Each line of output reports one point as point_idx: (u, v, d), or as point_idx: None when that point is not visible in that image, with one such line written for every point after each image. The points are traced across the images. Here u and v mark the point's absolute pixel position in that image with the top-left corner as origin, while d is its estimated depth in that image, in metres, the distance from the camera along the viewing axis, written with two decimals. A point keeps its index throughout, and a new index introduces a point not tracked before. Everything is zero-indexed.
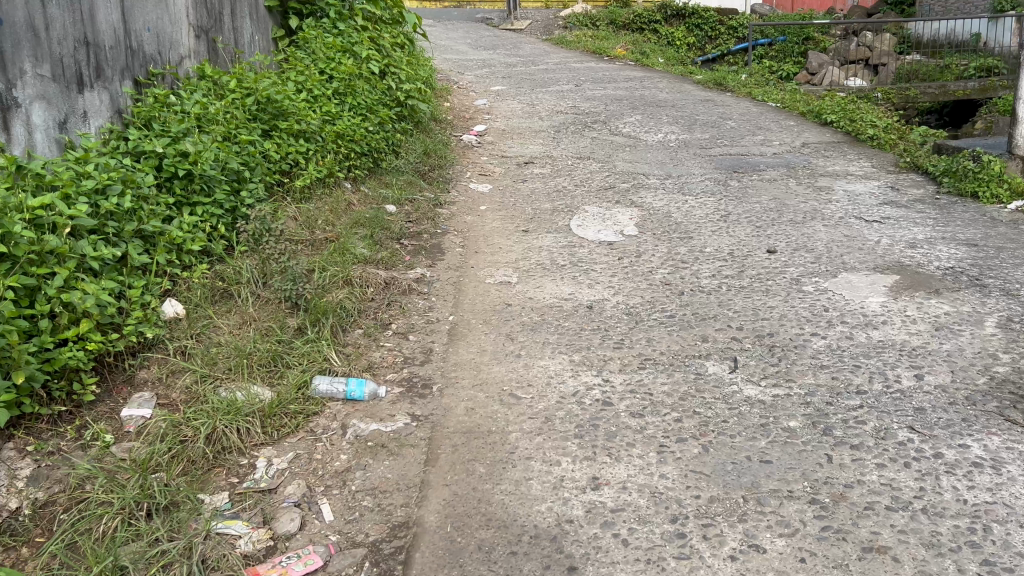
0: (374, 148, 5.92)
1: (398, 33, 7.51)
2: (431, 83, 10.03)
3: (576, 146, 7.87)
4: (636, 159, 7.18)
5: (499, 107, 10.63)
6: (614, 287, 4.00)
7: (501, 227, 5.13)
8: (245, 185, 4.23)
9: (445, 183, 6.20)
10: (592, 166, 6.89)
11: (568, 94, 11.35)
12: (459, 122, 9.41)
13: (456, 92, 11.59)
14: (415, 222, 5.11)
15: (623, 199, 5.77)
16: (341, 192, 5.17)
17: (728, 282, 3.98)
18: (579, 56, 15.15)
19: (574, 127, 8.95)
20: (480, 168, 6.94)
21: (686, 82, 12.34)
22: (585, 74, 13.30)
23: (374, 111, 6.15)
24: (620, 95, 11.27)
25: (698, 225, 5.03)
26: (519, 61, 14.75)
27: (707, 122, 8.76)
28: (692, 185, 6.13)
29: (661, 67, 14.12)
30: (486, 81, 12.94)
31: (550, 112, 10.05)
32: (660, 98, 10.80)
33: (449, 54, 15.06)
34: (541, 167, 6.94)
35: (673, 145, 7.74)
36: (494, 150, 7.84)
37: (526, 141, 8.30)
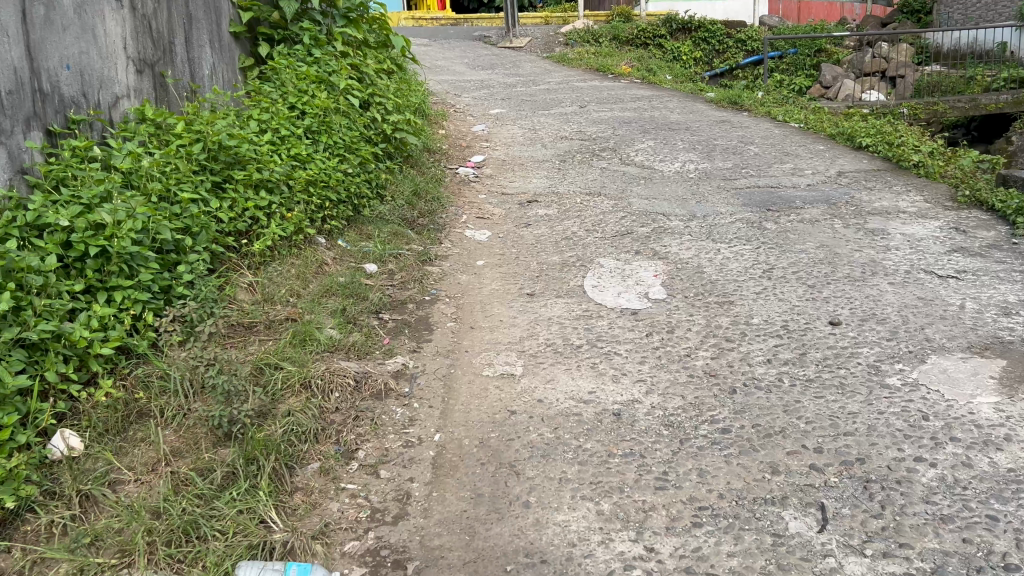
0: (353, 195, 5.14)
1: (383, 59, 6.89)
2: (424, 110, 9.26)
3: (584, 179, 7.08)
4: (653, 195, 6.39)
5: (498, 133, 9.86)
6: (646, 379, 3.17)
7: (502, 289, 4.31)
8: (184, 258, 3.45)
9: (437, 231, 5.39)
10: (604, 205, 6.10)
11: (573, 117, 10.57)
12: (455, 151, 8.64)
13: (451, 117, 10.81)
14: (401, 286, 4.30)
15: (643, 247, 4.97)
16: (311, 252, 4.38)
17: (788, 372, 3.16)
18: (582, 75, 14.40)
19: (581, 155, 8.17)
20: (478, 209, 6.13)
21: (698, 101, 11.57)
22: (589, 94, 12.54)
23: (353, 151, 5.37)
24: (628, 117, 10.48)
25: (736, 284, 4.22)
26: (518, 81, 14.00)
27: (727, 148, 7.97)
28: (722, 227, 5.32)
29: (669, 85, 13.37)
30: (484, 104, 12.18)
31: (554, 138, 9.26)
32: (671, 119, 10.01)
33: (445, 74, 14.32)
34: (548, 207, 6.14)
35: (692, 176, 6.94)
36: (494, 185, 7.05)
37: (528, 174, 7.50)
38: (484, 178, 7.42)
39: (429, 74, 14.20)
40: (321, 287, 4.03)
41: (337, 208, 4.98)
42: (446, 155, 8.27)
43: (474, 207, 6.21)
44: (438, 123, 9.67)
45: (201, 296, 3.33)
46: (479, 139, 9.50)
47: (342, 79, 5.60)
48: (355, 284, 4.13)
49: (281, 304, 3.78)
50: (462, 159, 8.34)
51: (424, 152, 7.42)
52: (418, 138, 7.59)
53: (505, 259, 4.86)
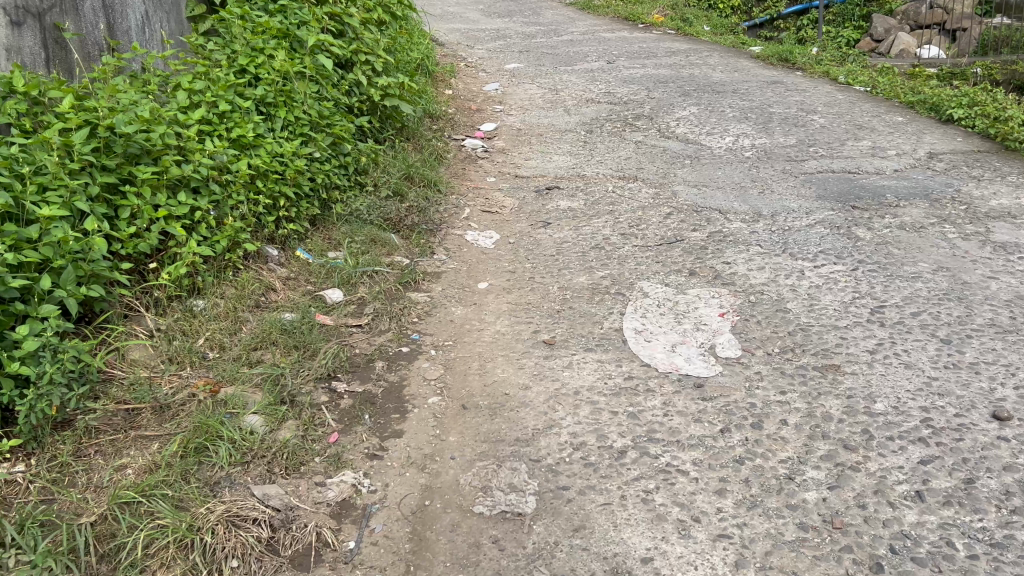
0: (319, 185, 3.99)
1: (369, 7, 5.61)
2: (428, 67, 7.98)
3: (616, 158, 5.85)
4: (702, 182, 5.16)
5: (514, 93, 8.58)
6: (729, 526, 2.04)
7: (510, 332, 3.14)
8: (32, 311, 2.33)
9: (431, 235, 4.22)
10: (641, 198, 4.89)
11: (599, 75, 9.25)
12: (463, 118, 7.40)
13: (461, 74, 9.53)
14: (374, 324, 3.15)
15: (699, 263, 3.77)
16: (251, 276, 3.26)
17: (957, 528, 2.01)
18: (608, 25, 12.99)
19: (610, 124, 6.90)
20: (484, 200, 4.97)
21: (743, 58, 10.17)
22: (617, 48, 11.16)
23: (323, 127, 4.19)
24: (663, 76, 9.14)
25: (833, 334, 3.04)
26: (538, 30, 12.61)
27: (786, 119, 6.68)
28: (798, 234, 4.13)
29: (707, 37, 11.95)
30: (499, 57, 10.86)
31: (579, 101, 7.98)
32: (714, 81, 8.68)
33: (457, 23, 12.95)
34: (572, 199, 4.93)
35: (749, 155, 5.70)
36: (506, 163, 5.85)
37: (547, 148, 6.28)
38: (495, 153, 6.19)
39: (439, 23, 12.85)
40: (256, 334, 2.91)
41: (297, 204, 3.84)
42: (452, 125, 7.04)
43: (479, 197, 5.02)
44: (445, 83, 8.40)
45: (48, 378, 2.23)
46: (492, 101, 8.24)
47: (310, 32, 4.39)
48: (305, 328, 2.99)
49: (193, 369, 2.67)
50: (470, 128, 7.12)
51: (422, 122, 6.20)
52: (418, 102, 6.35)
53: (516, 277, 3.68)
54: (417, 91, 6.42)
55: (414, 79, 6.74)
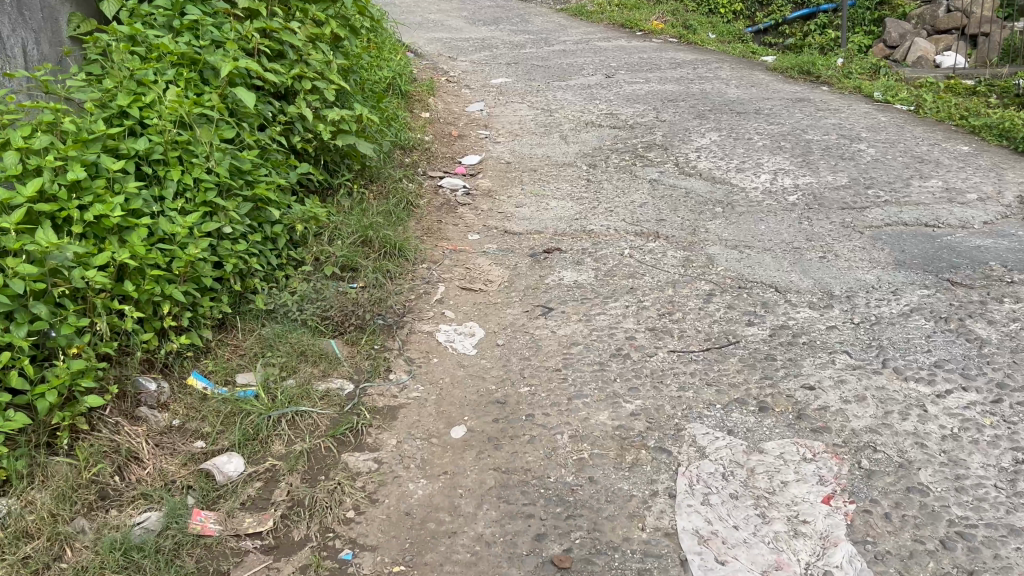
0: (229, 273, 2.86)
1: (316, 28, 4.50)
2: (402, 87, 6.88)
3: (629, 206, 4.73)
4: (744, 242, 4.06)
5: (502, 115, 7.47)
6: None
7: (500, 537, 2.00)
8: None
9: (386, 335, 3.05)
10: (668, 267, 3.78)
11: (598, 92, 8.17)
12: (442, 148, 6.30)
13: (442, 91, 8.44)
14: (293, 529, 2.04)
15: (770, 388, 2.64)
16: (98, 445, 2.16)
17: None
18: (603, 33, 11.94)
19: (618, 156, 5.79)
20: (467, 268, 3.85)
21: (758, 70, 9.10)
22: (616, 60, 10.08)
23: (238, 187, 3.04)
24: (670, 94, 8.06)
25: (1013, 545, 1.94)
26: (527, 39, 11.53)
27: (828, 150, 5.59)
28: (892, 332, 3.04)
29: (713, 46, 10.90)
30: (484, 71, 9.78)
31: (578, 125, 6.87)
32: (731, 100, 7.59)
33: (438, 31, 11.89)
34: (579, 268, 3.79)
35: (794, 201, 4.61)
36: (493, 211, 4.75)
37: (541, 191, 5.15)
38: (480, 198, 5.07)
39: (419, 31, 11.77)
40: None
41: (193, 306, 2.71)
42: (428, 161, 5.92)
43: (456, 265, 3.88)
44: (422, 103, 7.28)
45: None
46: (476, 125, 7.13)
47: (223, 58, 3.27)
48: (172, 563, 1.90)
49: None
50: (451, 161, 6.01)
51: (386, 160, 5.07)
52: (379, 134, 5.21)
53: (507, 413, 2.53)
54: (377, 121, 5.29)
55: (376, 107, 5.61)
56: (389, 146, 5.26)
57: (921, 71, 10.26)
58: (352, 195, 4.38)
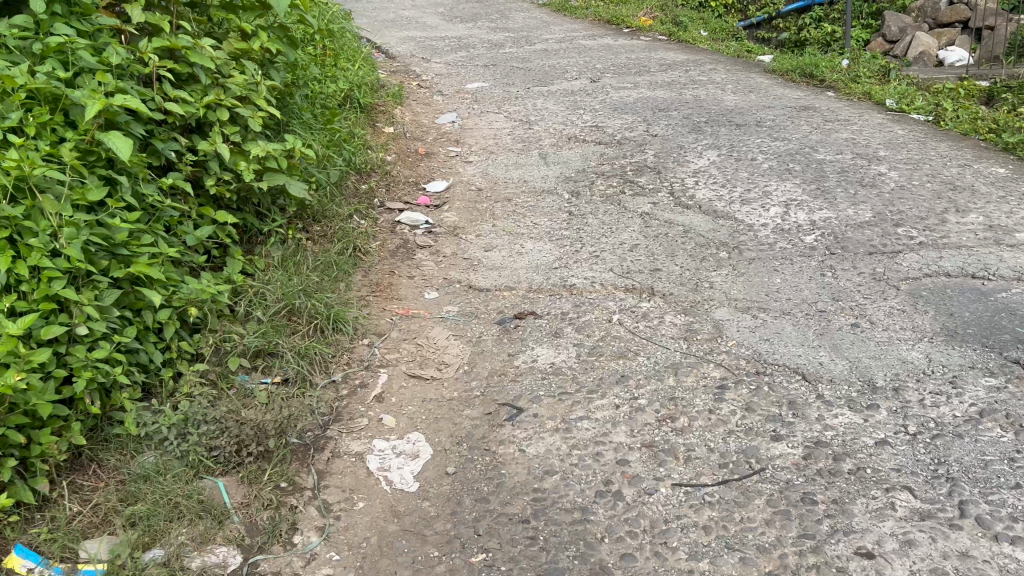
0: (84, 392, 2.16)
1: (238, 43, 3.78)
2: (362, 100, 6.15)
3: (618, 249, 4.01)
4: (757, 303, 3.35)
5: (476, 127, 6.74)
6: None
7: None
8: None
9: (300, 464, 2.33)
10: (667, 340, 3.06)
11: (582, 100, 7.45)
12: (405, 171, 5.59)
13: (412, 100, 7.71)
14: None
15: (812, 556, 1.97)
16: None
17: None
18: (588, 31, 11.22)
19: (603, 182, 5.08)
20: (419, 340, 3.12)
21: (755, 73, 8.39)
22: (601, 61, 9.35)
23: (100, 269, 2.34)
24: (662, 101, 7.35)
25: None
26: (506, 38, 10.79)
27: (843, 174, 4.89)
28: (962, 448, 2.35)
29: (706, 45, 10.20)
30: (459, 75, 9.04)
31: (559, 142, 6.15)
32: (728, 109, 6.89)
33: (412, 29, 11.13)
34: (557, 341, 3.07)
35: (810, 244, 3.93)
36: (458, 255, 4.04)
37: (515, 228, 4.43)
38: (443, 238, 4.34)
39: (390, 29, 11.00)
40: None
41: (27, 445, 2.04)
42: (387, 188, 5.18)
43: (406, 338, 3.14)
44: (385, 117, 6.54)
45: None
46: (445, 142, 6.40)
47: (90, 94, 2.56)
48: None
49: None
50: (414, 187, 5.28)
51: (328, 196, 4.35)
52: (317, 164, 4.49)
53: None
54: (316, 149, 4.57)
55: (317, 131, 4.89)
56: (333, 176, 4.54)
57: (927, 71, 9.61)
58: (283, 244, 3.67)
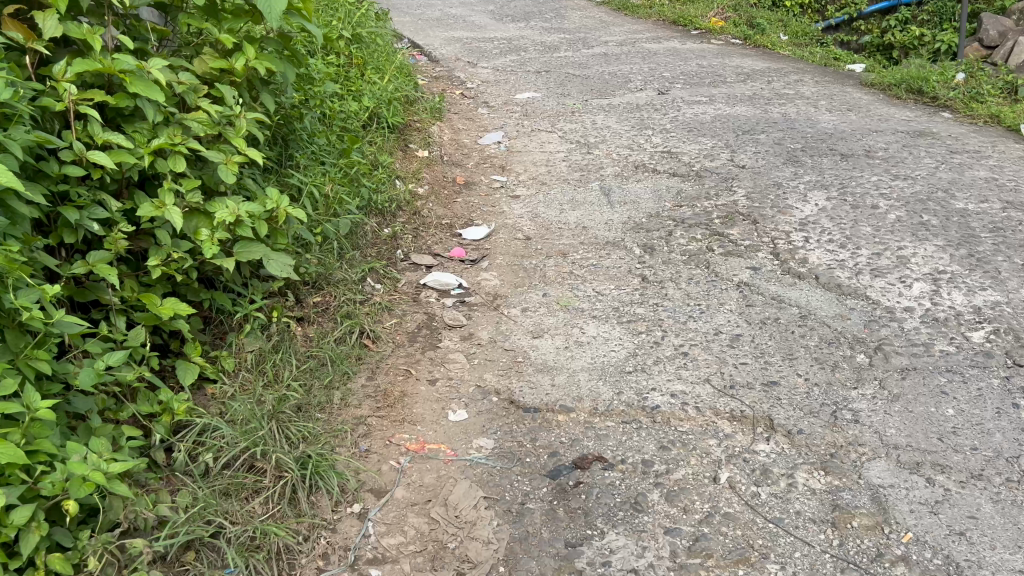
0: None
1: (219, 63, 2.89)
2: (393, 118, 5.22)
3: (712, 342, 2.99)
4: (930, 457, 2.30)
5: (526, 151, 5.78)
6: None
7: None
8: None
9: None
10: (805, 530, 2.06)
11: (650, 117, 6.42)
12: (440, 209, 4.66)
13: (453, 115, 6.77)
14: None
15: None
16: None
17: None
18: (652, 33, 10.15)
19: (683, 233, 4.07)
20: (433, 509, 2.14)
21: (850, 88, 7.25)
22: (669, 69, 8.31)
23: None
24: (744, 121, 6.28)
25: None
26: (562, 40, 9.80)
27: (999, 232, 3.80)
28: None
29: (786, 52, 9.08)
30: (509, 82, 8.07)
31: (625, 175, 5.16)
32: (825, 134, 5.80)
33: (458, 29, 10.20)
34: (639, 522, 2.08)
35: (980, 346, 2.87)
36: (500, 341, 3.07)
37: (572, 299, 3.43)
38: (480, 311, 3.36)
39: (435, 29, 10.10)
40: None
41: None
42: (415, 233, 4.23)
43: (415, 502, 2.17)
44: (419, 140, 5.62)
45: None
46: (489, 170, 5.45)
47: None
48: None
49: None
50: (447, 230, 4.34)
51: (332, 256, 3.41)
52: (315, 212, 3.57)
53: None
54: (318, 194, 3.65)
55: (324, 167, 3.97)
56: (345, 224, 3.60)
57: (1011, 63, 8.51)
58: (262, 334, 2.76)
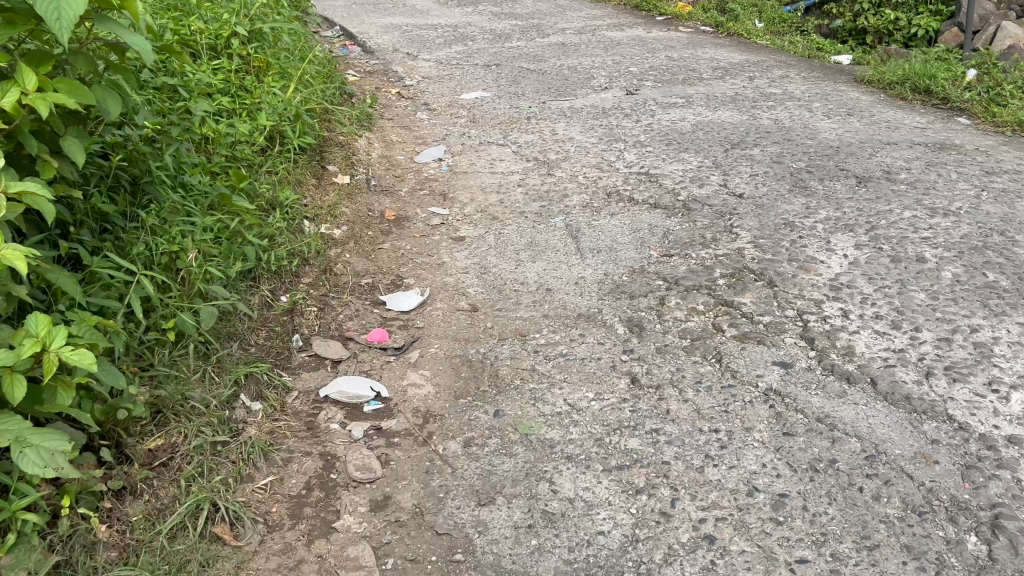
0: None
1: None
2: (302, 138, 4.14)
3: (747, 512, 2.02)
4: None
5: (473, 173, 4.74)
6: None
7: None
8: None
9: None
10: None
11: (619, 126, 5.45)
12: (363, 259, 3.63)
13: (386, 123, 5.71)
14: None
15: None
16: None
17: None
18: (613, 20, 9.15)
19: (679, 301, 3.08)
20: None
21: (844, 86, 6.36)
22: (636, 62, 7.34)
23: None
24: (730, 129, 5.34)
25: None
26: (513, 27, 8.73)
27: None
28: None
29: (763, 41, 8.17)
30: (454, 78, 7.00)
31: (595, 209, 4.17)
32: (830, 148, 4.88)
33: (396, 14, 9.06)
34: None
35: None
36: (433, 513, 2.07)
37: (534, 423, 2.41)
38: (402, 448, 2.32)
39: (371, 15, 8.95)
40: None
41: None
42: (321, 305, 3.17)
43: None
44: (340, 161, 4.54)
45: None
46: (427, 200, 4.40)
47: None
48: None
49: None
50: (370, 296, 3.31)
51: (171, 379, 2.37)
52: (161, 302, 2.53)
53: None
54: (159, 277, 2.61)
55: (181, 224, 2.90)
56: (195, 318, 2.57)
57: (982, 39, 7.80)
58: (37, 544, 1.74)
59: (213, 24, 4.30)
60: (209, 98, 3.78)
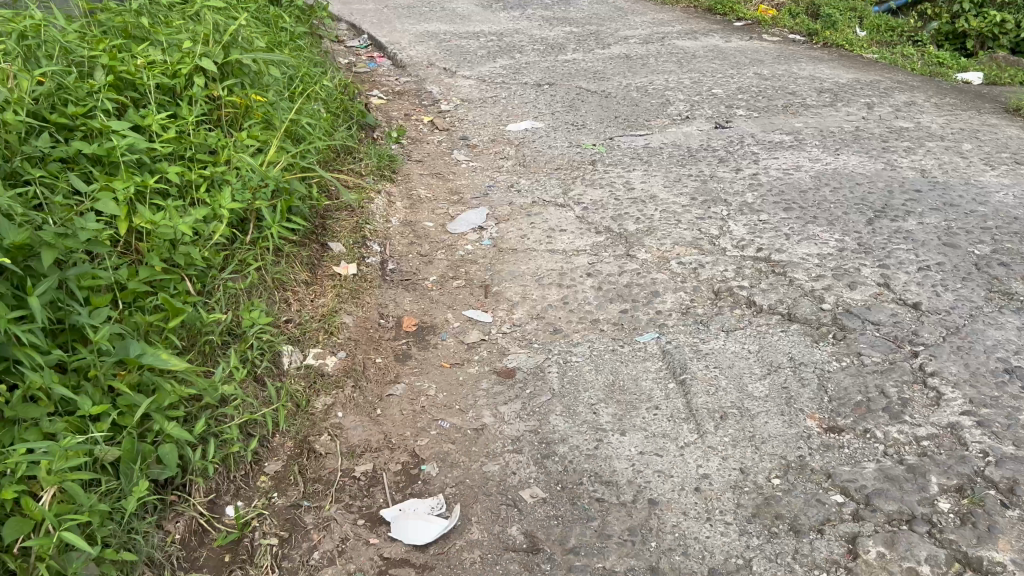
0: None
1: None
2: (288, 220, 2.99)
3: None
4: None
5: (524, 250, 3.53)
6: None
7: None
8: None
9: None
10: None
11: (714, 177, 4.19)
12: (368, 413, 2.43)
13: (413, 167, 4.52)
14: None
15: None
16: None
17: None
18: (684, 25, 7.85)
19: (879, 547, 1.83)
20: None
21: (993, 119, 5.01)
22: (720, 81, 6.05)
23: None
24: (864, 183, 4.05)
25: None
26: (567, 34, 7.49)
27: None
28: None
29: (868, 54, 6.83)
30: (498, 101, 5.78)
31: (702, 318, 2.91)
32: (1014, 219, 3.57)
33: (430, 19, 7.86)
34: None
35: None
36: None
37: None
38: None
39: (403, 20, 7.76)
40: None
41: None
42: (288, 530, 1.98)
43: None
44: (346, 236, 3.36)
45: None
46: (463, 295, 3.20)
47: None
48: None
49: None
50: (370, 496, 2.11)
51: None
52: None
53: None
54: None
55: (46, 423, 1.77)
56: None
57: None
58: None
59: (171, 54, 3.14)
60: (147, 172, 2.63)
